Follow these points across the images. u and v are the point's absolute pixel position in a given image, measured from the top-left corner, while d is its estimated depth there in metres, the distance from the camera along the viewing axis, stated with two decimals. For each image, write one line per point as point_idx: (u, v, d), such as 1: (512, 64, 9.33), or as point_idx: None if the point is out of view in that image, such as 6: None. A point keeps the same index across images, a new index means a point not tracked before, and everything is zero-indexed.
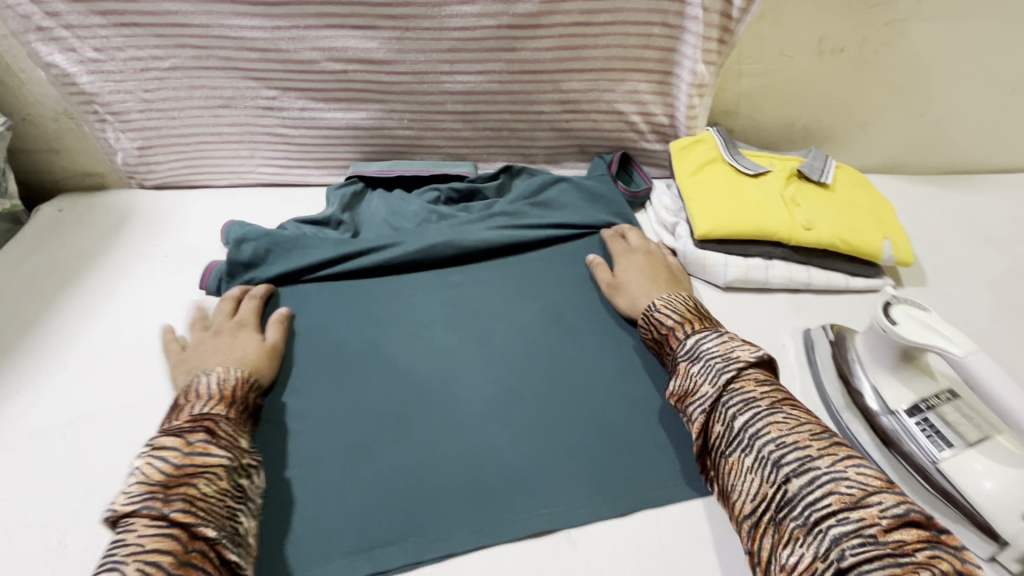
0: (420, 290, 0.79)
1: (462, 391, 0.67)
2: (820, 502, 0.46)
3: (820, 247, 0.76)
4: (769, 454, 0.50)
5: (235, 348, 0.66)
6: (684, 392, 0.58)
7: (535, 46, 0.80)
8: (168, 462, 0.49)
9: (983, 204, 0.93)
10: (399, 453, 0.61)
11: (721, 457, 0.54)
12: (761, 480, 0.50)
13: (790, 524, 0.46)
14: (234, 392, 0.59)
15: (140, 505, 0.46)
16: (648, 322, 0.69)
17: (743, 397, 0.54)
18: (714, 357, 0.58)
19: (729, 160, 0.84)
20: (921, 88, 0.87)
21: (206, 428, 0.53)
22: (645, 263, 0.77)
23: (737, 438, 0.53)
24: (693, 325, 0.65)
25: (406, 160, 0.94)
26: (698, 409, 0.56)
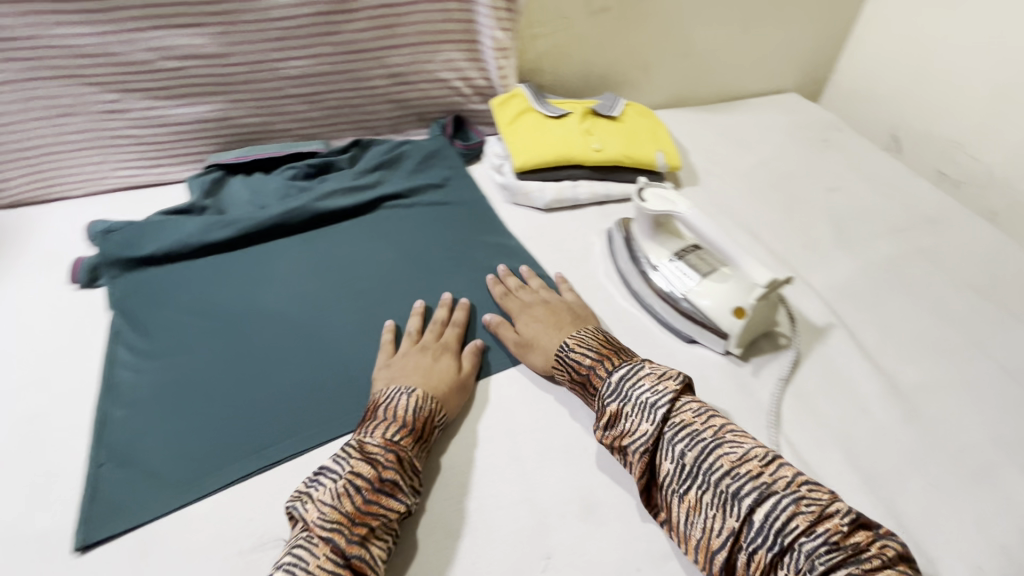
0: (286, 252, 0.89)
1: (332, 321, 0.79)
2: (790, 527, 0.49)
3: (609, 163, 0.96)
4: (726, 487, 0.53)
5: (437, 370, 0.68)
6: (616, 434, 0.61)
7: (353, 28, 0.92)
8: (359, 497, 0.54)
9: (742, 118, 1.18)
10: (280, 375, 0.72)
11: (677, 496, 0.56)
12: (723, 515, 0.52)
13: (766, 552, 0.50)
14: (419, 422, 0.61)
15: (329, 534, 0.51)
16: (567, 364, 0.68)
17: (685, 432, 0.57)
18: (642, 394, 0.60)
19: (536, 107, 1.02)
20: (675, 34, 1.10)
21: (395, 468, 0.57)
22: (545, 311, 0.75)
23: (690, 474, 0.55)
24: (612, 361, 0.66)
25: (261, 145, 1.02)
26: (640, 448, 0.58)
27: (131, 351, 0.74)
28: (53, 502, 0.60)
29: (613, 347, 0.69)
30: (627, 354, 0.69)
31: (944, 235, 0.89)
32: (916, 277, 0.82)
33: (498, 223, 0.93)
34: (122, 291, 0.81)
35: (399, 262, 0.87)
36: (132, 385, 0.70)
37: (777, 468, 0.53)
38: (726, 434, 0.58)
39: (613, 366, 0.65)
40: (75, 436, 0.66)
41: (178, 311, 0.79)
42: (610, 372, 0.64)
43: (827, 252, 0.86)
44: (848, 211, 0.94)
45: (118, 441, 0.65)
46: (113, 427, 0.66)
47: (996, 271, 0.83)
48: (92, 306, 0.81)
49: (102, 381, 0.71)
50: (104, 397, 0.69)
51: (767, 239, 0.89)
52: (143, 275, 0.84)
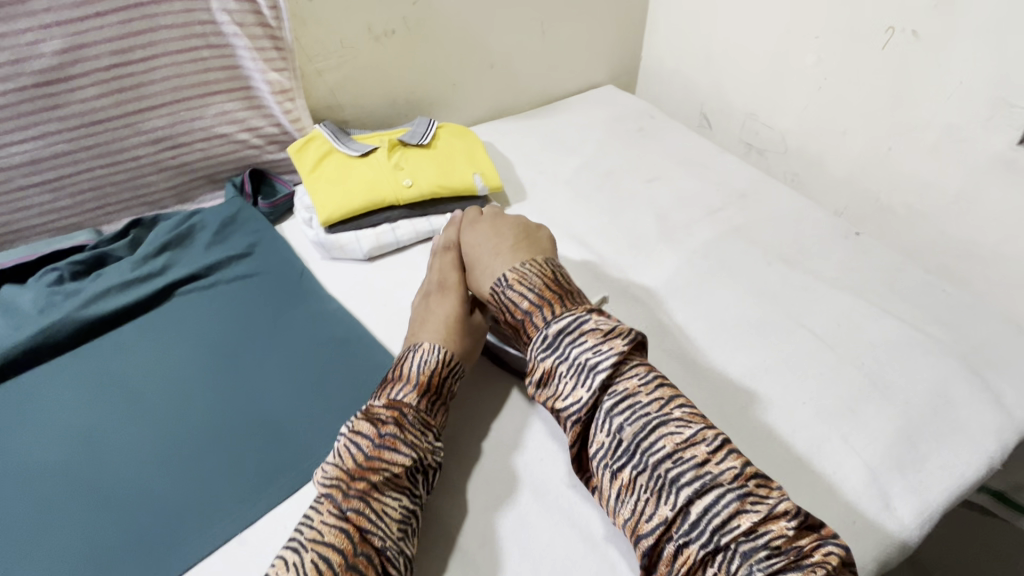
0: (52, 381, 0.73)
1: (119, 458, 0.66)
2: (730, 526, 0.48)
3: (424, 197, 0.89)
4: (668, 473, 0.52)
5: (443, 316, 0.69)
6: (550, 394, 0.60)
7: (83, 97, 0.77)
8: (360, 455, 0.56)
9: (562, 120, 1.17)
10: (44, 552, 0.58)
11: (610, 473, 0.55)
12: (656, 501, 0.52)
13: (700, 547, 0.49)
14: (426, 378, 0.62)
15: (329, 489, 0.55)
16: (505, 303, 0.67)
17: (626, 403, 0.56)
18: (581, 351, 0.59)
19: (338, 147, 0.92)
20: (473, 46, 1.06)
21: (394, 423, 0.58)
22: (489, 232, 0.76)
23: (629, 451, 0.54)
24: (552, 309, 0.63)
25: (5, 251, 0.83)
26: (574, 412, 0.58)
27: None
28: None
29: (560, 290, 0.66)
30: (573, 299, 0.66)
31: (752, 209, 0.93)
32: (733, 257, 0.84)
33: (316, 287, 0.84)
34: None
35: (201, 364, 0.75)
36: None
37: (723, 458, 0.52)
38: (675, 410, 0.56)
39: (552, 314, 0.63)
40: None
41: None
42: (548, 322, 0.62)
43: (651, 250, 0.86)
44: (667, 201, 0.95)
45: None
46: None
47: (800, 236, 0.87)
48: None
49: None
50: None
51: (595, 246, 0.88)
52: None
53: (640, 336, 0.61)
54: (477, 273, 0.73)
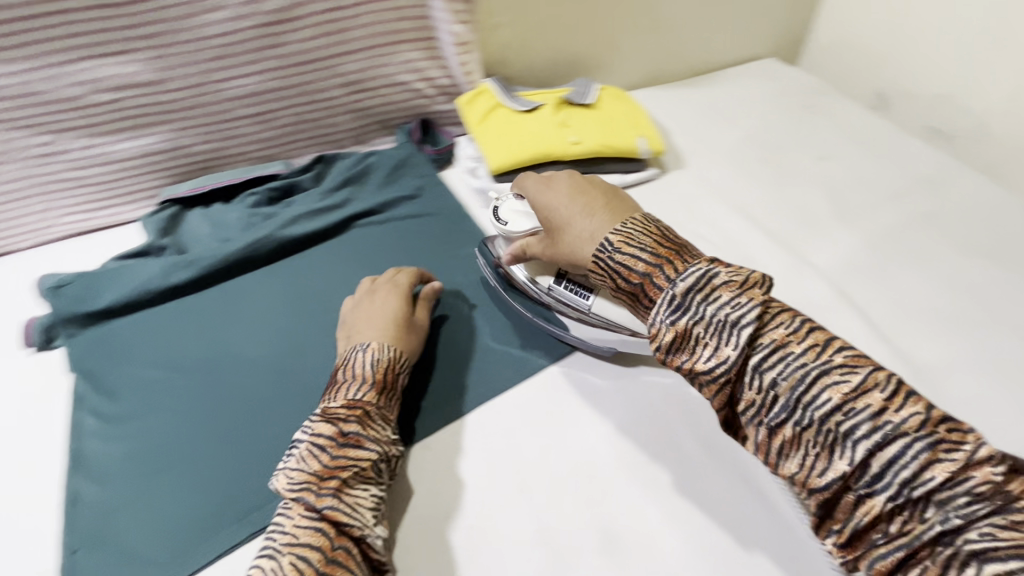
0: (258, 287, 0.83)
1: (312, 360, 0.74)
2: (923, 477, 0.45)
3: (589, 155, 0.90)
4: (839, 426, 0.48)
5: (389, 315, 0.70)
6: (686, 356, 0.56)
7: (299, 38, 0.85)
8: (324, 455, 0.57)
9: (722, 90, 1.13)
10: (263, 425, 0.67)
11: (767, 429, 0.52)
12: (828, 457, 0.49)
13: (881, 496, 0.47)
14: (378, 376, 0.64)
15: (300, 493, 0.55)
16: (613, 266, 0.62)
17: (779, 355, 0.52)
18: (713, 311, 0.54)
19: (506, 103, 0.95)
20: (642, 8, 1.04)
21: (358, 421, 0.60)
22: (570, 192, 0.70)
23: (793, 407, 0.51)
24: (672, 268, 0.58)
25: (215, 173, 0.95)
26: (720, 375, 0.53)
27: (97, 420, 0.69)
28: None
29: (671, 245, 0.60)
30: (689, 253, 0.61)
31: (942, 196, 0.86)
32: (921, 245, 0.79)
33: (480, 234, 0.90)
34: (80, 353, 0.75)
35: None
36: (102, 457, 0.65)
37: (903, 406, 0.47)
38: (834, 356, 0.51)
39: (675, 272, 0.58)
40: (47, 521, 0.61)
41: (146, 366, 0.74)
42: (675, 279, 0.57)
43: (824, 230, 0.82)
44: (842, 180, 0.90)
45: (90, 523, 0.60)
46: (84, 506, 0.62)
47: (999, 230, 0.80)
48: (51, 371, 0.76)
49: (70, 456, 0.66)
50: (72, 474, 0.64)
51: (760, 220, 0.85)
52: (106, 331, 0.78)
53: (757, 278, 0.56)
54: (568, 239, 0.68)
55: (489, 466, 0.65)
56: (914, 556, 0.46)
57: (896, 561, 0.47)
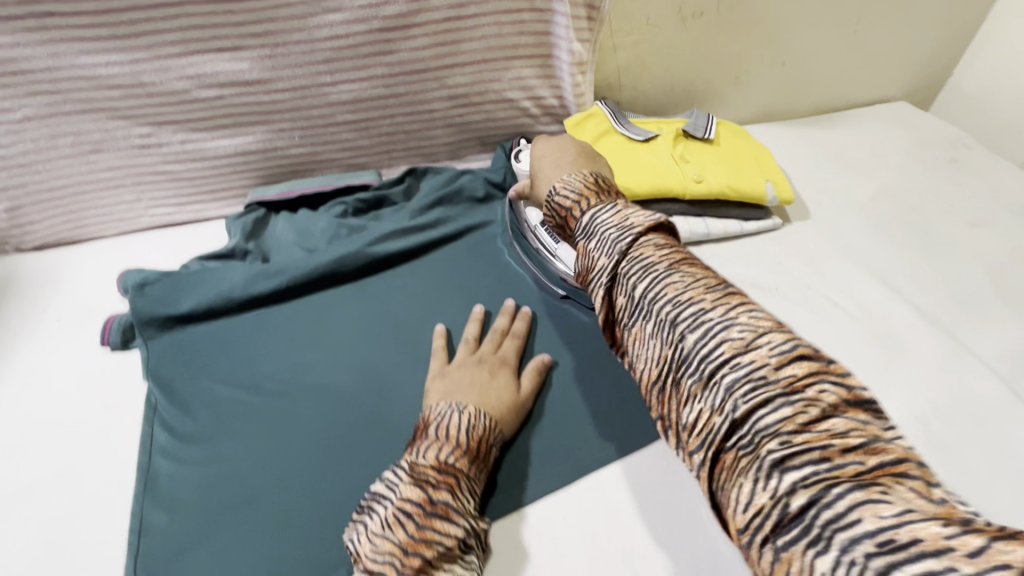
0: (343, 306, 0.79)
1: (395, 400, 0.69)
2: (711, 354, 0.43)
3: (710, 197, 0.82)
4: (675, 315, 0.46)
5: (494, 390, 0.63)
6: (583, 269, 0.54)
7: (412, 46, 0.80)
8: (410, 524, 0.49)
9: (850, 134, 1.02)
10: (342, 470, 0.63)
11: (625, 330, 0.50)
12: (661, 345, 0.46)
13: (687, 381, 0.44)
14: (474, 441, 0.57)
15: (380, 567, 0.47)
16: (552, 208, 0.62)
17: (641, 264, 0.50)
18: (607, 229, 0.53)
19: (620, 130, 0.87)
20: (776, 38, 0.95)
21: (449, 489, 0.52)
22: (556, 144, 0.72)
23: (638, 307, 0.49)
24: (592, 201, 0.58)
25: (306, 178, 0.91)
26: (599, 284, 0.52)
27: (171, 437, 0.65)
28: None
29: (604, 190, 0.60)
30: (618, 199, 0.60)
31: None
32: None
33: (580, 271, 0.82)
34: (157, 358, 0.72)
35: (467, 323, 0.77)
36: (175, 482, 0.62)
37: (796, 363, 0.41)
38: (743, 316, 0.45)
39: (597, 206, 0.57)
40: (113, 547, 0.58)
41: (225, 382, 0.70)
42: (583, 213, 0.57)
43: (985, 312, 0.73)
44: (997, 254, 0.79)
45: (158, 557, 0.57)
46: (152, 536, 0.58)
47: None
48: (128, 373, 0.73)
49: (141, 474, 0.62)
50: (142, 495, 0.61)
51: (904, 291, 0.75)
52: (184, 337, 0.75)
53: (663, 221, 0.54)
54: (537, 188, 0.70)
55: (593, 554, 0.56)
56: (722, 462, 0.41)
57: (707, 467, 0.42)
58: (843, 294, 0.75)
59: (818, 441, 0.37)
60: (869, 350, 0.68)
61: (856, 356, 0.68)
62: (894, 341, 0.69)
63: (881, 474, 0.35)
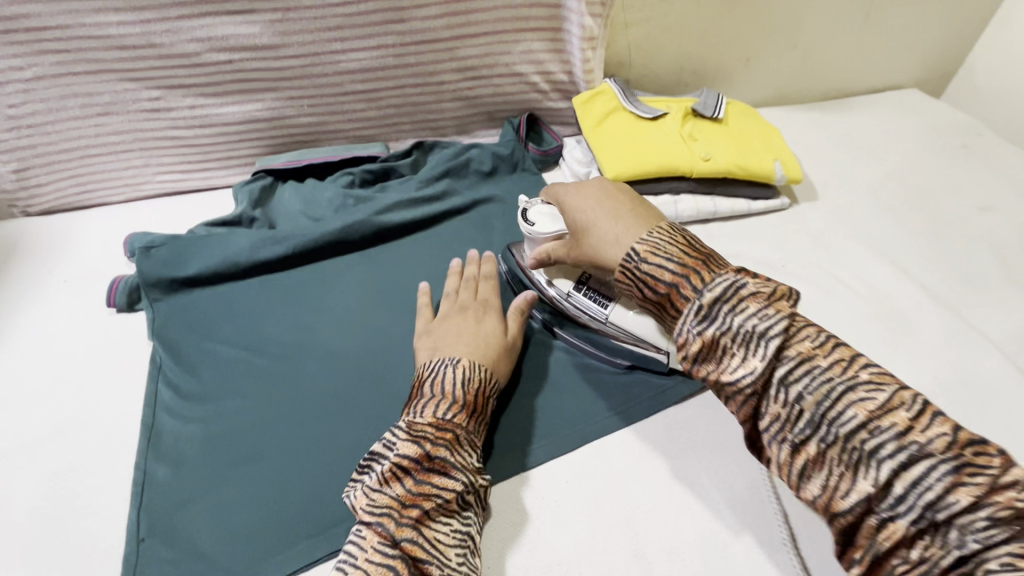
0: (348, 274, 0.79)
1: (399, 365, 0.69)
2: (843, 417, 0.41)
3: (718, 175, 0.82)
4: (850, 431, 0.41)
5: (483, 336, 0.63)
6: (715, 370, 0.47)
7: (423, 15, 0.80)
8: (407, 479, 0.49)
9: (860, 119, 1.02)
10: (346, 431, 0.63)
11: (790, 447, 0.43)
12: (850, 474, 0.40)
13: (881, 498, 0.39)
14: (469, 396, 0.57)
15: (377, 519, 0.48)
16: (637, 277, 0.53)
17: (805, 367, 0.44)
18: (741, 322, 0.46)
19: (628, 107, 0.86)
20: (788, 19, 0.94)
21: (446, 445, 0.52)
22: (598, 194, 0.61)
23: (807, 418, 0.43)
24: (701, 276, 0.50)
25: (313, 148, 0.91)
26: (749, 391, 0.45)
27: (175, 395, 0.66)
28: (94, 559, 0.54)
29: (701, 254, 0.52)
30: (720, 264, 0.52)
31: None
32: None
33: None
34: (162, 319, 0.72)
35: None
36: (178, 439, 0.62)
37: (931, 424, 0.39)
38: (860, 372, 0.43)
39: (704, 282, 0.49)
40: (117, 499, 0.58)
41: (230, 344, 0.71)
42: (699, 293, 0.49)
43: (993, 293, 0.73)
44: (1006, 237, 0.79)
45: (161, 509, 0.57)
46: (155, 489, 0.58)
47: None
48: (133, 334, 0.73)
49: (145, 430, 0.62)
50: (145, 450, 0.61)
51: (912, 271, 0.75)
52: (189, 300, 0.75)
53: (787, 292, 0.48)
54: (592, 242, 0.59)
55: (595, 516, 0.56)
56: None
57: None
58: (849, 273, 0.75)
59: None
60: (875, 327, 0.68)
61: (862, 333, 0.68)
62: (901, 319, 0.69)
63: None
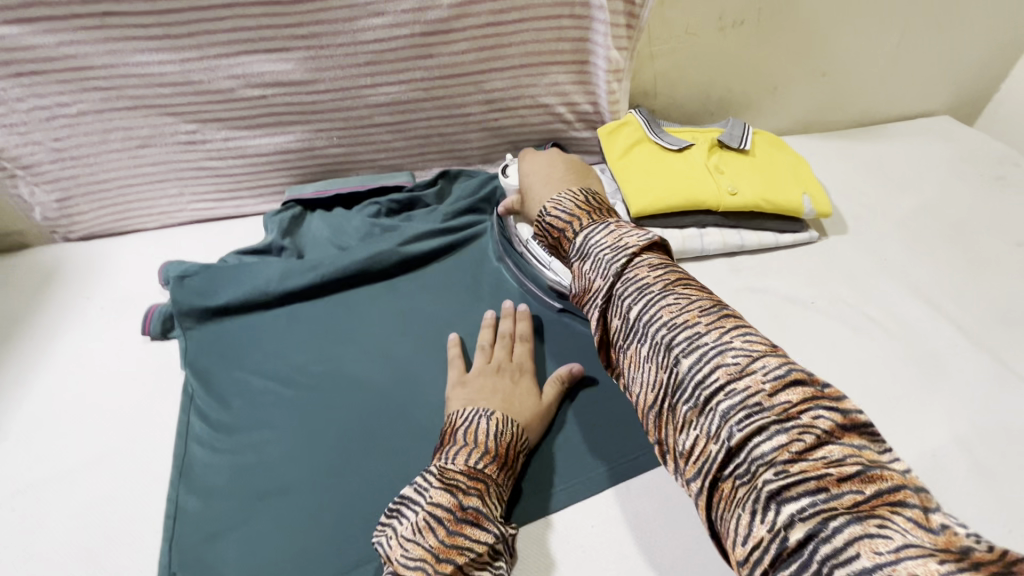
0: (375, 305, 0.80)
1: (425, 399, 0.70)
2: (707, 380, 0.40)
3: (746, 209, 0.81)
4: (670, 340, 0.43)
5: (517, 397, 0.64)
6: (580, 292, 0.52)
7: (451, 51, 0.81)
8: (441, 530, 0.49)
9: (890, 147, 1.00)
10: (373, 466, 0.64)
11: (621, 351, 0.47)
12: (659, 368, 0.43)
13: (681, 407, 0.41)
14: (501, 447, 0.57)
15: (412, 573, 0.47)
16: (545, 229, 0.59)
17: (636, 286, 0.47)
18: (601, 251, 0.51)
19: (654, 139, 0.86)
20: (816, 49, 0.94)
21: (479, 495, 0.52)
22: (543, 162, 0.71)
23: (634, 329, 0.46)
24: (584, 220, 0.56)
25: (341, 177, 0.93)
26: (595, 308, 0.49)
27: (206, 426, 0.67)
28: None
29: (597, 208, 0.58)
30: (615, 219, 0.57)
31: None
32: None
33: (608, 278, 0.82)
34: (195, 348, 0.74)
35: None
36: (208, 470, 0.63)
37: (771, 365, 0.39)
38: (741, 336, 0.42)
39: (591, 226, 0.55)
40: (149, 531, 0.59)
41: (260, 375, 0.72)
42: (576, 233, 0.54)
43: None
44: None
45: (192, 542, 0.58)
46: (186, 521, 0.60)
47: None
48: (166, 362, 0.75)
49: (176, 461, 0.64)
50: (177, 481, 0.62)
51: (946, 310, 0.73)
52: (221, 329, 0.77)
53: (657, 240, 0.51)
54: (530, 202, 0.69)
55: (620, 563, 0.56)
56: (717, 489, 0.39)
57: (705, 494, 0.39)
58: (882, 312, 0.73)
59: (815, 474, 0.34)
60: (909, 370, 0.67)
61: (895, 377, 0.66)
62: (936, 362, 0.67)
63: (858, 499, 0.33)
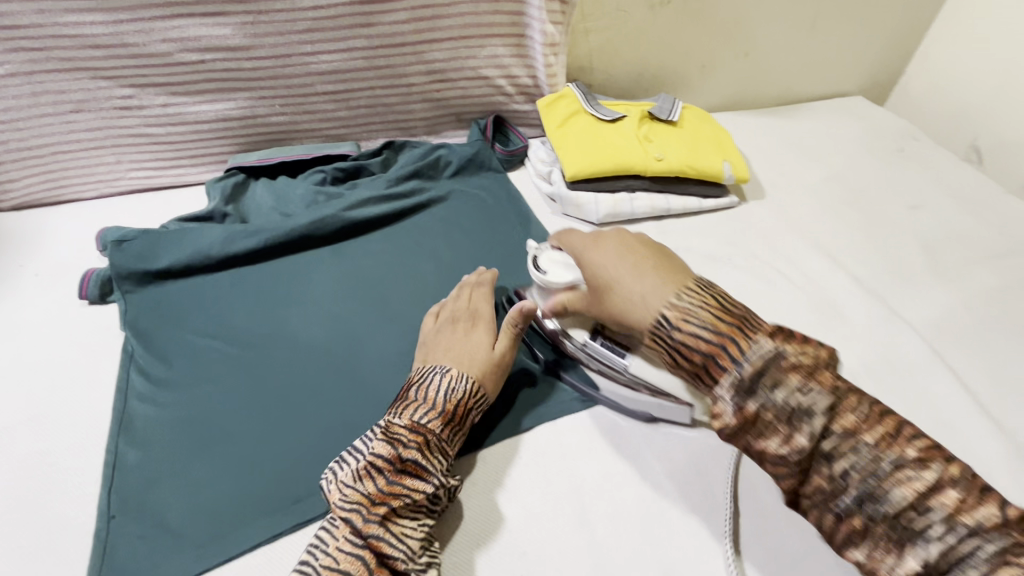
0: (317, 268, 0.82)
1: (364, 354, 0.73)
2: (890, 495, 0.42)
3: (671, 174, 0.87)
4: (876, 490, 0.43)
5: (474, 352, 0.65)
6: (753, 441, 0.47)
7: (391, 20, 0.83)
8: (379, 479, 0.53)
9: (807, 123, 1.08)
10: (312, 415, 0.66)
11: (830, 514, 0.45)
12: (873, 523, 0.43)
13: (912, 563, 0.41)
14: (450, 406, 0.59)
15: (348, 514, 0.52)
16: (671, 345, 0.52)
17: (847, 442, 0.44)
18: (784, 399, 0.46)
19: (589, 110, 0.91)
20: (738, 29, 1.00)
21: (418, 449, 0.55)
22: (621, 247, 0.60)
23: (848, 493, 0.44)
24: (737, 343, 0.48)
25: (286, 147, 0.94)
26: (792, 472, 0.46)
27: (146, 383, 0.68)
28: (69, 540, 0.56)
29: (735, 318, 0.51)
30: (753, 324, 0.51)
31: None
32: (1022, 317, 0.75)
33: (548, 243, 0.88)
34: (134, 311, 0.74)
35: (445, 286, 0.81)
36: (149, 423, 0.64)
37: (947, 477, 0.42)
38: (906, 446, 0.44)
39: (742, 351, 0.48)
40: (88, 481, 0.60)
41: (200, 335, 0.73)
42: (735, 363, 0.48)
43: (919, 284, 0.79)
44: (933, 233, 0.86)
45: (131, 490, 0.59)
46: (126, 471, 0.61)
47: None
48: (105, 325, 0.75)
49: (115, 416, 0.64)
50: (116, 434, 0.63)
51: (846, 264, 0.81)
52: (159, 291, 0.77)
53: (823, 357, 0.48)
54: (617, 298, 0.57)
55: (545, 487, 0.61)
56: None
57: None
58: (791, 267, 0.80)
59: None
60: (811, 315, 0.74)
61: (798, 320, 0.73)
62: (835, 309, 0.75)
63: None
